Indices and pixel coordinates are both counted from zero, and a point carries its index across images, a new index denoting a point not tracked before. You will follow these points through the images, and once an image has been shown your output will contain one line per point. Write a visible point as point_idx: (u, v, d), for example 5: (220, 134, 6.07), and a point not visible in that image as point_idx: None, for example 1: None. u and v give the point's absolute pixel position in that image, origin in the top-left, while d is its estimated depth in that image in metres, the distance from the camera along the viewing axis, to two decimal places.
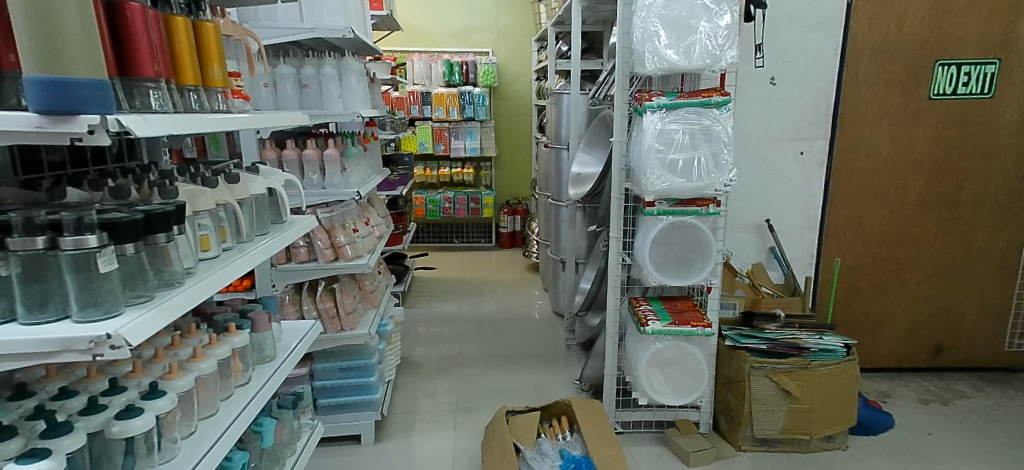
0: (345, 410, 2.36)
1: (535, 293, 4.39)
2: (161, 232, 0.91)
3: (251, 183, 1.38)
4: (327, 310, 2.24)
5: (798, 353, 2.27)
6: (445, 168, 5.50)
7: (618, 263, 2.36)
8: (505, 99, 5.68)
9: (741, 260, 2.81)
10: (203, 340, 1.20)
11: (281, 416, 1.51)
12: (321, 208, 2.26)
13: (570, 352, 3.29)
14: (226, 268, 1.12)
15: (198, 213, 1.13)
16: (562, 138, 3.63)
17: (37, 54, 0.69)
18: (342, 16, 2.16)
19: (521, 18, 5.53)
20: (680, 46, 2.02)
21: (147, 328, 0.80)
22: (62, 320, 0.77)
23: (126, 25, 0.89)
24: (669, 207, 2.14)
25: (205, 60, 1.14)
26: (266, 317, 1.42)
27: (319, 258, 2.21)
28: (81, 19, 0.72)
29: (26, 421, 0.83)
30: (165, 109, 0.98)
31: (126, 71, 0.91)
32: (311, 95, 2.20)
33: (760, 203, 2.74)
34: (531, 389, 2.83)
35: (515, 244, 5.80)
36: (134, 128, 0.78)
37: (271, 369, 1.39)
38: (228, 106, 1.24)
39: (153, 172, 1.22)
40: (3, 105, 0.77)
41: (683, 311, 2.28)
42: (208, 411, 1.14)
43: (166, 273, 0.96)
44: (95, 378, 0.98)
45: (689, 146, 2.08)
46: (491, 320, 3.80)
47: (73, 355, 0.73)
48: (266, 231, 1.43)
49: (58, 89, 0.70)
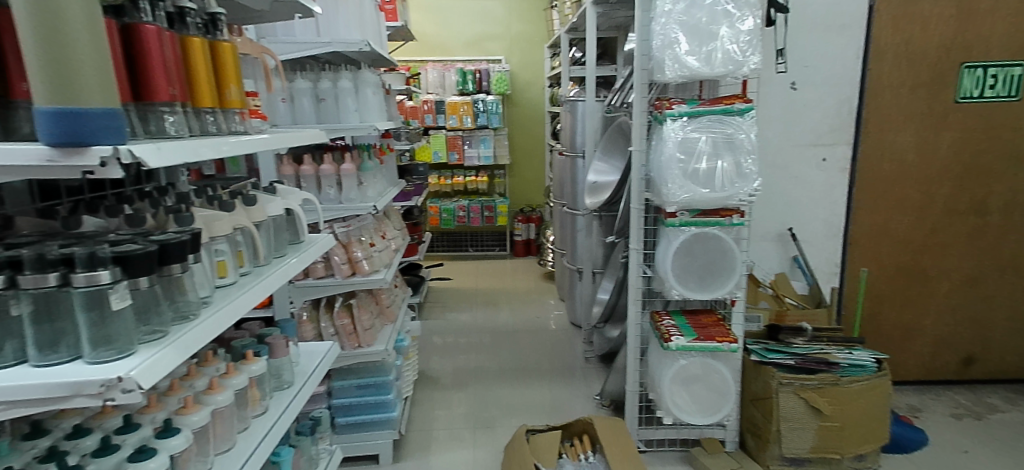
0: (363, 429, 2.31)
1: (551, 303, 4.32)
2: (177, 262, 0.88)
3: (269, 204, 1.35)
4: (344, 327, 2.21)
5: (827, 369, 2.17)
6: (459, 177, 5.46)
7: (638, 275, 2.27)
8: (519, 107, 5.65)
9: (763, 270, 2.72)
10: (220, 368, 1.17)
11: (298, 444, 1.48)
12: (338, 223, 2.24)
13: (588, 365, 3.21)
14: (244, 295, 1.09)
15: (215, 239, 1.10)
16: (578, 146, 3.57)
17: (47, 85, 0.66)
18: (357, 30, 2.13)
19: (533, 25, 5.50)
20: (701, 52, 1.95)
21: (161, 368, 0.77)
22: (74, 361, 0.74)
23: (142, 48, 0.86)
24: (692, 218, 2.05)
25: (222, 81, 1.10)
26: (284, 341, 1.39)
27: (336, 274, 2.17)
28: (94, 45, 0.69)
29: (39, 465, 0.80)
30: (180, 134, 0.96)
31: (141, 96, 0.88)
32: (328, 109, 2.17)
33: (783, 211, 2.65)
34: (550, 404, 2.76)
35: (530, 252, 5.74)
36: (147, 159, 0.74)
37: (289, 396, 1.35)
38: (246, 127, 1.20)
39: (171, 195, 1.19)
40: (16, 136, 0.76)
41: (706, 326, 2.16)
42: (225, 445, 1.10)
43: (181, 305, 0.93)
44: (110, 413, 0.95)
45: (712, 155, 2.00)
46: (507, 331, 3.74)
47: (82, 401, 0.70)
48: (285, 252, 1.41)
49: (68, 120, 0.67)
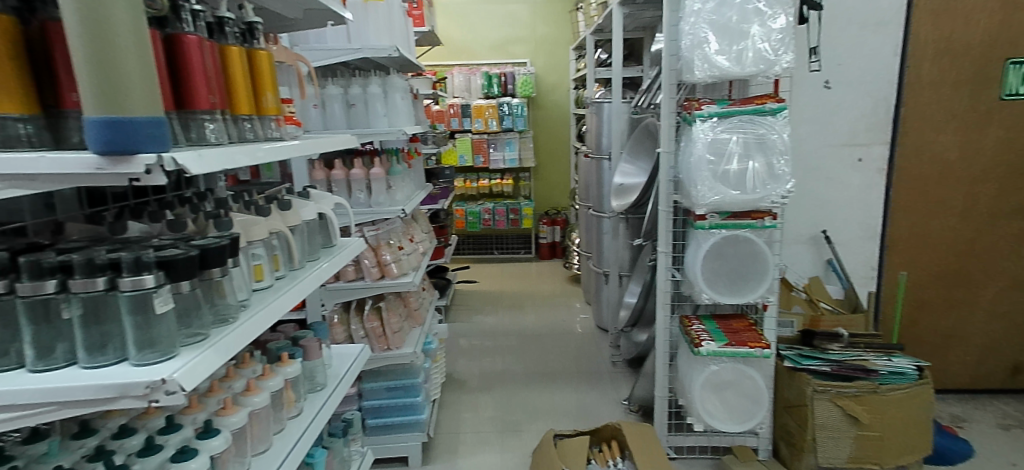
0: (392, 431, 2.32)
1: (577, 306, 4.30)
2: (217, 266, 0.90)
3: (302, 209, 1.37)
4: (373, 330, 2.23)
5: (865, 376, 2.10)
6: (484, 180, 5.48)
7: (666, 279, 2.19)
8: (544, 109, 5.64)
9: (797, 274, 2.65)
10: (257, 370, 1.19)
11: (331, 446, 1.50)
12: (368, 226, 2.27)
13: (616, 369, 3.18)
14: (280, 298, 1.11)
15: (252, 243, 1.12)
16: (604, 148, 3.55)
17: (96, 96, 0.68)
18: (386, 35, 2.16)
19: (558, 27, 5.49)
20: (731, 51, 1.88)
21: (202, 371, 0.78)
22: (121, 363, 0.76)
23: (184, 58, 0.89)
24: (722, 221, 1.95)
25: (259, 88, 1.12)
26: (317, 343, 1.41)
27: (366, 277, 2.20)
28: (140, 55, 0.70)
29: (88, 463, 0.83)
30: (220, 141, 0.98)
31: (183, 104, 0.90)
32: (358, 115, 2.20)
33: (817, 214, 2.59)
34: (577, 409, 2.74)
35: (555, 255, 5.73)
36: (190, 166, 0.75)
37: (322, 398, 1.37)
38: (281, 134, 1.23)
39: (210, 200, 1.22)
40: (67, 145, 0.78)
41: (738, 331, 2.08)
42: (262, 447, 1.12)
43: (220, 308, 0.96)
44: (153, 414, 0.98)
45: (743, 156, 1.89)
46: (533, 334, 3.73)
47: (129, 402, 0.72)
48: (318, 256, 1.43)
49: (115, 129, 0.68)
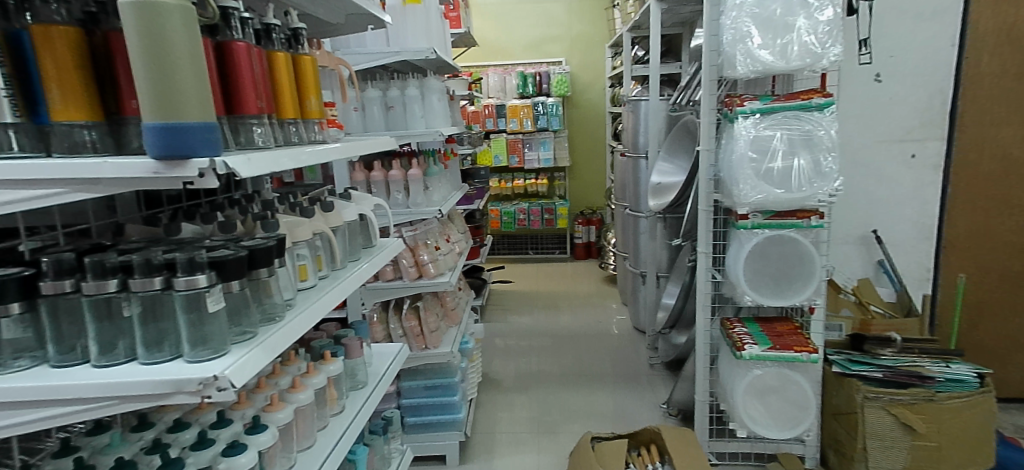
0: (430, 429, 2.34)
1: (613, 307, 4.25)
2: (264, 266, 0.93)
3: (344, 210, 1.40)
4: (411, 329, 2.26)
5: (920, 384, 2.01)
6: (519, 180, 5.48)
7: (707, 280, 2.12)
8: (579, 108, 5.61)
9: (845, 275, 2.56)
10: (302, 368, 1.22)
11: (372, 444, 1.52)
12: (406, 226, 2.29)
13: (654, 371, 3.13)
14: (323, 297, 1.13)
15: (297, 244, 1.15)
16: (640, 146, 3.50)
17: (153, 102, 0.70)
18: (423, 38, 2.18)
19: (594, 25, 5.45)
20: (775, 45, 1.82)
21: (250, 368, 0.80)
22: (176, 360, 0.79)
23: (233, 64, 0.92)
24: (765, 220, 1.88)
25: (303, 92, 1.15)
26: (359, 342, 1.43)
27: (404, 277, 2.23)
28: (194, 62, 0.73)
29: (145, 456, 0.87)
30: (268, 145, 1.01)
31: (233, 109, 0.93)
32: (396, 117, 2.23)
33: (867, 213, 2.49)
34: (615, 411, 2.71)
35: (591, 255, 5.69)
36: (240, 169, 0.78)
37: (364, 396, 1.40)
38: (324, 136, 1.25)
39: (257, 202, 1.25)
40: (127, 150, 0.81)
41: (783, 334, 2.01)
42: (307, 443, 1.15)
43: (268, 306, 0.98)
44: (205, 409, 1.02)
45: (788, 153, 1.83)
46: (568, 335, 3.71)
47: (184, 397, 0.74)
48: (358, 256, 1.46)
49: (171, 134, 0.71)
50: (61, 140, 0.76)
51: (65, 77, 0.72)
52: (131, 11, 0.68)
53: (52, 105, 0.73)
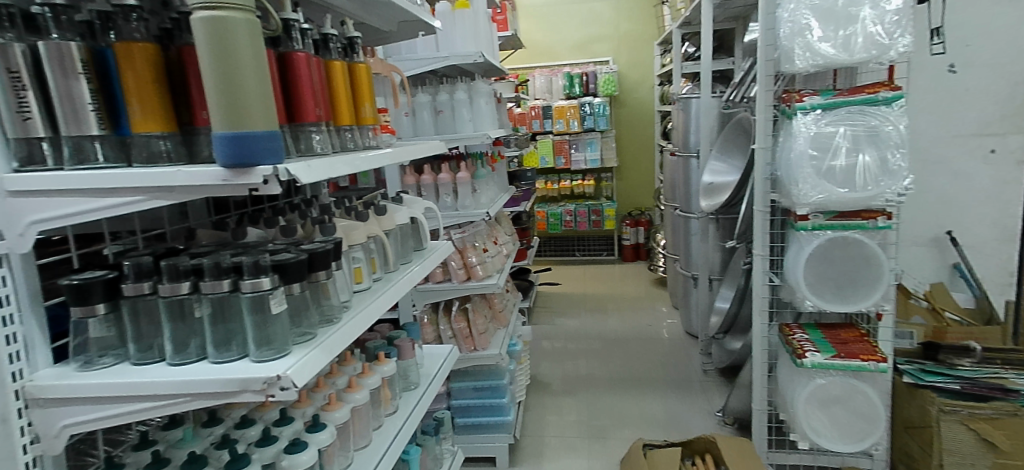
0: (479, 431, 2.35)
1: (663, 310, 4.17)
2: (322, 270, 0.95)
3: (397, 213, 1.42)
4: (460, 330, 2.28)
5: (1003, 397, 1.86)
6: (566, 181, 5.45)
7: (763, 284, 2.03)
8: (627, 107, 5.53)
9: (915, 279, 2.44)
10: (357, 368, 1.25)
11: (424, 444, 1.55)
12: (454, 229, 2.32)
13: (708, 378, 3.04)
14: (377, 298, 1.16)
15: (352, 247, 1.18)
16: (691, 145, 3.41)
17: (222, 113, 0.73)
18: (472, 41, 2.20)
19: (643, 23, 5.37)
20: (837, 37, 1.74)
21: (311, 368, 0.82)
22: (242, 359, 0.82)
23: (294, 74, 0.95)
24: (827, 221, 1.81)
25: (358, 99, 1.18)
26: (411, 344, 1.46)
27: (453, 279, 2.25)
28: (257, 72, 0.75)
29: (215, 451, 0.91)
30: (326, 151, 1.03)
31: (293, 117, 0.96)
32: (445, 121, 2.26)
33: (938, 213, 2.36)
34: (666, 418, 2.65)
35: (639, 257, 5.59)
36: (300, 175, 0.80)
37: (416, 396, 1.42)
38: (377, 142, 1.28)
39: (315, 206, 1.30)
40: (198, 159, 0.85)
41: (848, 342, 1.91)
42: (363, 442, 1.18)
43: (326, 308, 1.01)
44: (268, 407, 1.07)
45: (851, 150, 1.75)
46: (617, 339, 3.66)
47: (250, 396, 0.77)
48: (410, 259, 1.48)
49: (238, 143, 0.74)
50: (140, 151, 0.80)
51: (144, 91, 0.77)
52: (203, 27, 0.71)
53: (133, 118, 0.77)
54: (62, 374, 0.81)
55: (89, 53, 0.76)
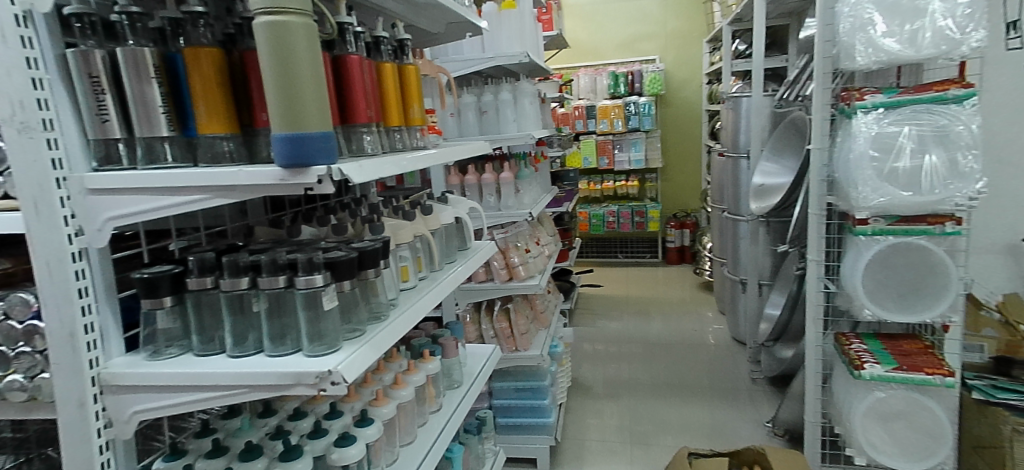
0: (521, 431, 2.35)
1: (708, 315, 4.07)
2: (372, 268, 0.97)
3: (443, 213, 1.44)
4: (502, 330, 2.29)
5: None
6: (609, 182, 5.39)
7: (817, 290, 1.95)
8: (673, 107, 5.43)
9: (985, 289, 2.29)
10: (403, 365, 1.27)
11: (467, 442, 1.56)
12: (497, 229, 2.33)
13: (756, 386, 2.95)
14: (423, 297, 1.17)
15: (400, 246, 1.20)
16: (741, 145, 3.32)
17: (281, 114, 0.76)
18: (518, 42, 2.21)
19: (691, 20, 5.25)
20: (903, 32, 1.66)
21: (360, 364, 0.84)
22: (296, 353, 0.85)
23: (348, 76, 0.97)
24: (888, 226, 1.71)
25: (408, 100, 1.19)
26: (455, 342, 1.47)
27: (495, 279, 2.26)
28: (314, 74, 0.77)
29: (270, 441, 0.95)
30: (376, 152, 1.05)
31: (346, 119, 0.99)
32: (490, 121, 2.27)
33: (1012, 218, 2.21)
34: (712, 426, 2.58)
35: (684, 259, 5.48)
36: (352, 175, 0.82)
37: (460, 395, 1.43)
38: (424, 142, 1.30)
39: (365, 206, 1.32)
40: (257, 159, 0.88)
41: (910, 353, 1.82)
42: (408, 438, 1.20)
43: (374, 305, 1.03)
44: (319, 400, 1.10)
45: (917, 151, 1.65)
46: (660, 343, 3.59)
47: (303, 389, 0.79)
48: (454, 259, 1.50)
49: (295, 144, 0.76)
50: (206, 151, 0.84)
51: (210, 93, 0.80)
52: (264, 31, 0.74)
53: (199, 120, 0.81)
54: (133, 362, 0.86)
55: (161, 58, 0.80)
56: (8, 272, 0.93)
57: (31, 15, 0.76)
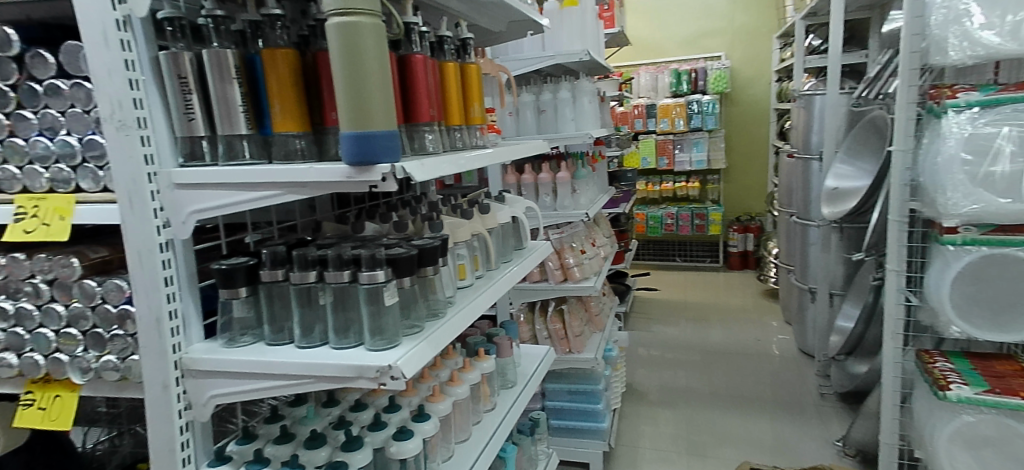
0: (575, 435, 2.33)
1: (772, 324, 3.90)
2: (431, 266, 0.98)
3: (500, 212, 1.44)
4: (556, 332, 2.28)
5: None
6: (668, 183, 5.26)
7: (898, 303, 1.82)
8: (738, 105, 5.23)
9: None
10: (459, 363, 1.28)
11: (520, 443, 1.56)
12: (552, 229, 2.32)
13: (824, 402, 2.80)
14: (480, 296, 1.18)
15: (457, 245, 1.21)
16: (813, 146, 3.16)
17: (349, 113, 0.78)
18: (579, 40, 2.18)
19: (760, 16, 5.05)
20: (1004, 25, 1.52)
21: (419, 360, 0.85)
22: (358, 346, 0.87)
23: (412, 76, 0.98)
24: (981, 236, 1.59)
25: (469, 100, 1.20)
26: (509, 342, 1.47)
27: (550, 279, 2.25)
28: (381, 73, 0.79)
29: (333, 431, 0.98)
30: (437, 151, 1.07)
31: (410, 117, 1.00)
32: (548, 120, 2.26)
33: None
34: (775, 441, 2.47)
35: (747, 265, 5.28)
36: (414, 174, 0.83)
37: (514, 395, 1.44)
38: (483, 142, 1.30)
39: (424, 204, 1.34)
40: (326, 156, 0.90)
41: (1004, 376, 1.66)
42: (464, 435, 1.21)
43: (433, 303, 1.05)
44: (379, 393, 1.13)
45: (1018, 154, 1.51)
46: (719, 351, 3.48)
47: (364, 382, 0.81)
48: (510, 258, 1.50)
49: (361, 142, 0.78)
50: (280, 149, 0.88)
51: (284, 93, 0.83)
52: (335, 32, 0.76)
53: (274, 119, 0.83)
54: (211, 348, 0.90)
55: (242, 59, 0.83)
56: (105, 259, 0.97)
57: (130, 20, 0.81)
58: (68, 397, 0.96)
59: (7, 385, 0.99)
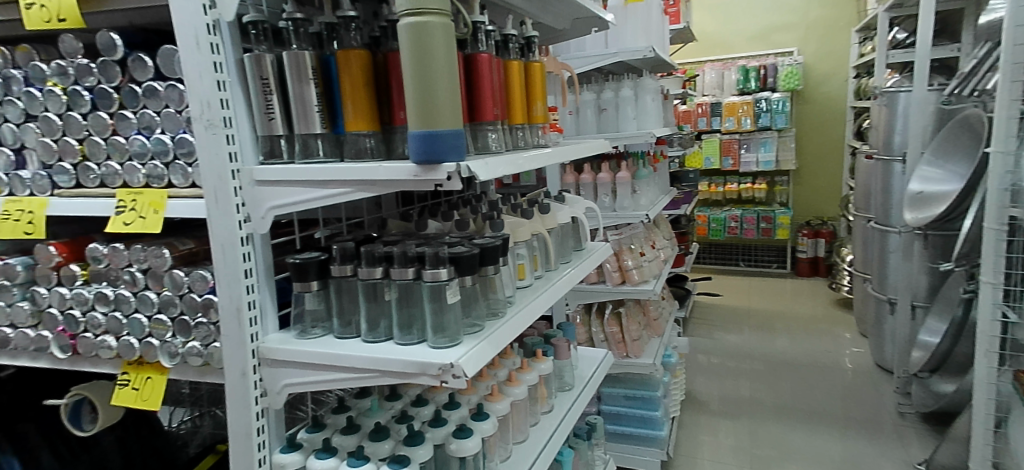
0: (631, 441, 2.28)
1: (845, 336, 3.68)
2: (492, 265, 0.98)
3: (559, 212, 1.42)
4: (613, 335, 2.24)
5: None
6: (733, 184, 5.08)
7: (992, 319, 1.67)
8: (811, 103, 4.97)
9: None
10: (516, 363, 1.28)
11: (577, 447, 1.54)
12: (611, 230, 2.28)
13: (903, 421, 2.62)
14: (539, 297, 1.17)
15: (518, 244, 1.21)
16: (895, 147, 2.95)
17: (417, 112, 0.79)
18: (643, 36, 2.14)
19: (838, 9, 4.79)
20: None
21: (480, 358, 0.85)
22: (422, 343, 0.88)
23: (477, 75, 0.98)
24: None
25: (531, 98, 1.19)
26: (567, 344, 1.46)
27: (608, 281, 2.22)
28: (448, 71, 0.79)
29: (396, 425, 1.00)
30: (500, 150, 1.07)
31: (474, 116, 1.01)
32: (609, 119, 2.23)
33: None
34: (847, 460, 2.33)
35: (817, 272, 5.01)
36: (479, 173, 0.83)
37: (571, 398, 1.42)
38: (545, 141, 1.29)
39: (485, 203, 1.35)
40: (394, 155, 0.92)
41: None
42: (521, 436, 1.21)
43: (493, 302, 1.05)
44: (440, 390, 1.14)
45: None
46: (786, 361, 3.32)
47: (427, 379, 0.82)
48: (569, 259, 1.48)
49: (429, 140, 0.79)
50: (351, 147, 0.91)
51: (357, 93, 0.85)
52: (406, 33, 0.77)
53: (347, 118, 0.86)
54: (284, 339, 0.94)
55: (318, 60, 0.86)
56: (192, 251, 1.03)
57: (219, 24, 0.86)
58: (158, 379, 1.03)
59: (106, 365, 1.07)
